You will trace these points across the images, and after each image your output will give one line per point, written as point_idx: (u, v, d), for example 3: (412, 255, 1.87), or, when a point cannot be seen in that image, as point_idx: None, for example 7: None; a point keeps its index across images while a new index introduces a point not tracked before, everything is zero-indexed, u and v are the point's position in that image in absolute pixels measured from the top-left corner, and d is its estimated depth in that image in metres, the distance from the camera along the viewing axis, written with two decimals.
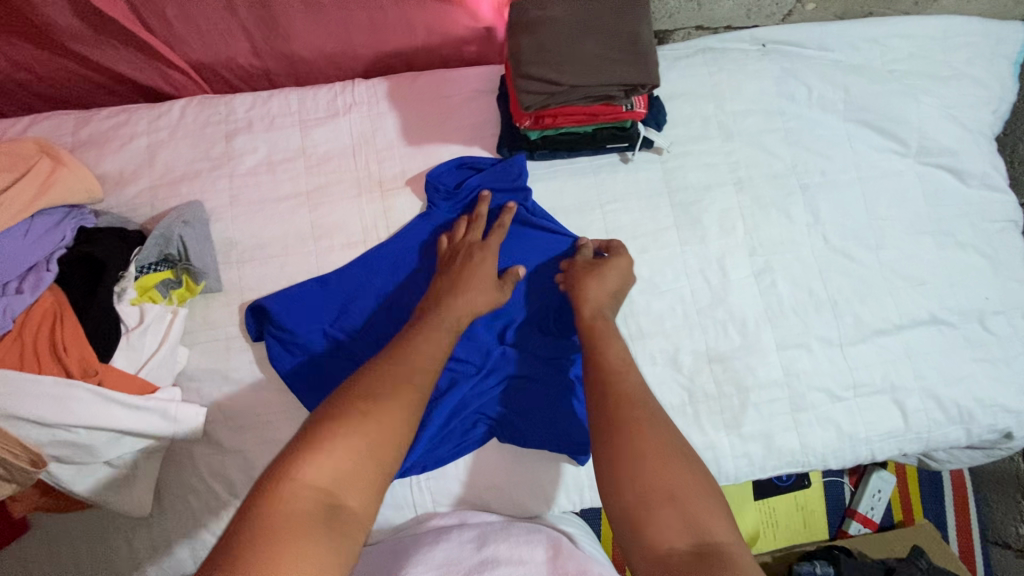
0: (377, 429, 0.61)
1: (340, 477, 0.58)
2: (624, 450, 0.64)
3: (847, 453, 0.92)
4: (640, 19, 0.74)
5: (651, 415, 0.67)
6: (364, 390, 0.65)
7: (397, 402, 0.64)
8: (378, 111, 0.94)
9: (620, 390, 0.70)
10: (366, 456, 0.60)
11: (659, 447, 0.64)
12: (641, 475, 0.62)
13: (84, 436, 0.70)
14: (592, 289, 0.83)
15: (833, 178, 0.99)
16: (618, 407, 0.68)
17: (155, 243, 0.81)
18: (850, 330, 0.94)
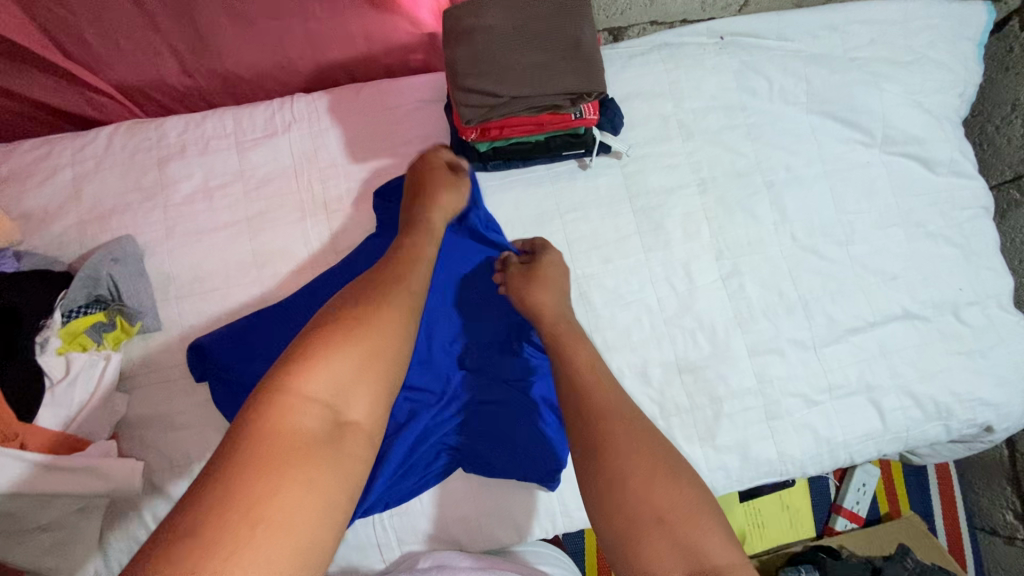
0: (379, 339, 0.57)
1: (345, 386, 0.53)
2: (608, 478, 0.59)
3: (826, 458, 0.89)
4: (581, 25, 0.71)
5: (635, 432, 0.62)
6: (363, 298, 0.60)
7: (396, 312, 0.60)
8: (320, 128, 0.89)
9: (599, 408, 0.65)
10: (373, 364, 0.55)
11: (645, 467, 0.59)
12: (628, 500, 0.57)
13: (8, 504, 0.63)
14: (538, 291, 0.79)
15: (798, 174, 0.96)
16: (599, 428, 0.63)
17: (82, 285, 0.75)
18: (823, 331, 0.91)
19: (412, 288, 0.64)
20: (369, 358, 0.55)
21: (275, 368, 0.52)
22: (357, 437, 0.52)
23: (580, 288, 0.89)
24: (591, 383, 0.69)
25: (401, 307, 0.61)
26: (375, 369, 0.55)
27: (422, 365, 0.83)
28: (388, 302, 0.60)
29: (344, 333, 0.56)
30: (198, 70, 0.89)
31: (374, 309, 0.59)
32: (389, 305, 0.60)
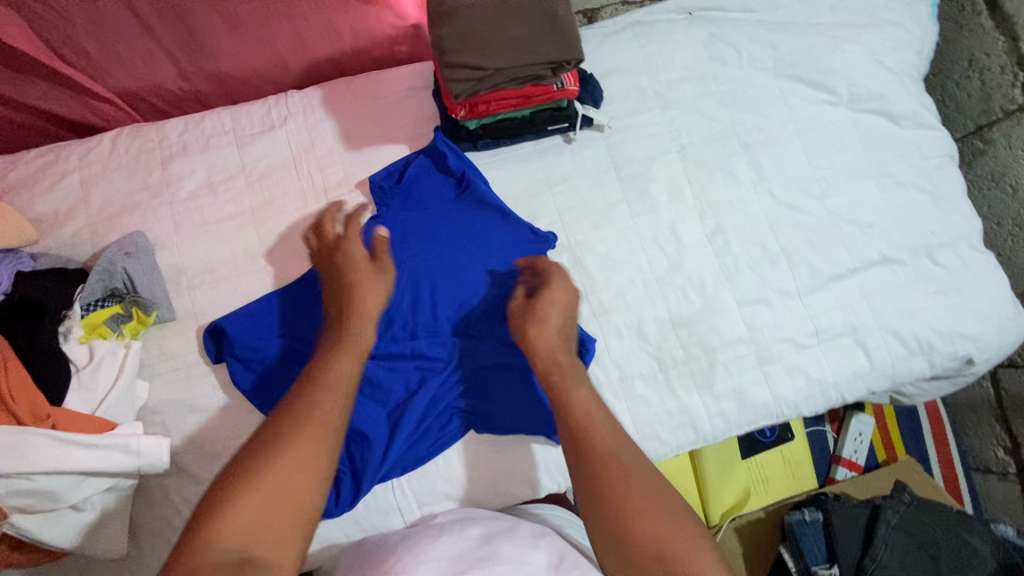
0: (279, 474, 0.60)
1: (254, 528, 0.57)
2: (615, 518, 0.63)
3: (819, 398, 0.94)
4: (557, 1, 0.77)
5: (641, 474, 0.65)
6: (278, 430, 0.64)
7: (299, 440, 0.63)
8: (314, 119, 0.94)
9: (599, 445, 0.68)
10: (274, 501, 0.59)
11: (648, 508, 0.63)
12: (634, 540, 0.61)
13: (43, 482, 0.66)
14: (537, 333, 0.78)
15: (772, 135, 1.01)
16: (602, 469, 0.66)
17: (98, 279, 0.79)
18: (806, 279, 0.96)
19: (320, 405, 0.67)
20: (275, 497, 0.59)
21: (192, 521, 0.58)
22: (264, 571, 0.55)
23: (574, 255, 0.93)
24: (594, 418, 0.71)
25: (304, 434, 0.64)
26: (277, 507, 0.59)
27: (430, 335, 0.87)
28: (296, 432, 0.63)
29: (248, 473, 0.60)
30: (195, 74, 0.93)
31: (277, 443, 0.62)
32: (290, 435, 0.63)
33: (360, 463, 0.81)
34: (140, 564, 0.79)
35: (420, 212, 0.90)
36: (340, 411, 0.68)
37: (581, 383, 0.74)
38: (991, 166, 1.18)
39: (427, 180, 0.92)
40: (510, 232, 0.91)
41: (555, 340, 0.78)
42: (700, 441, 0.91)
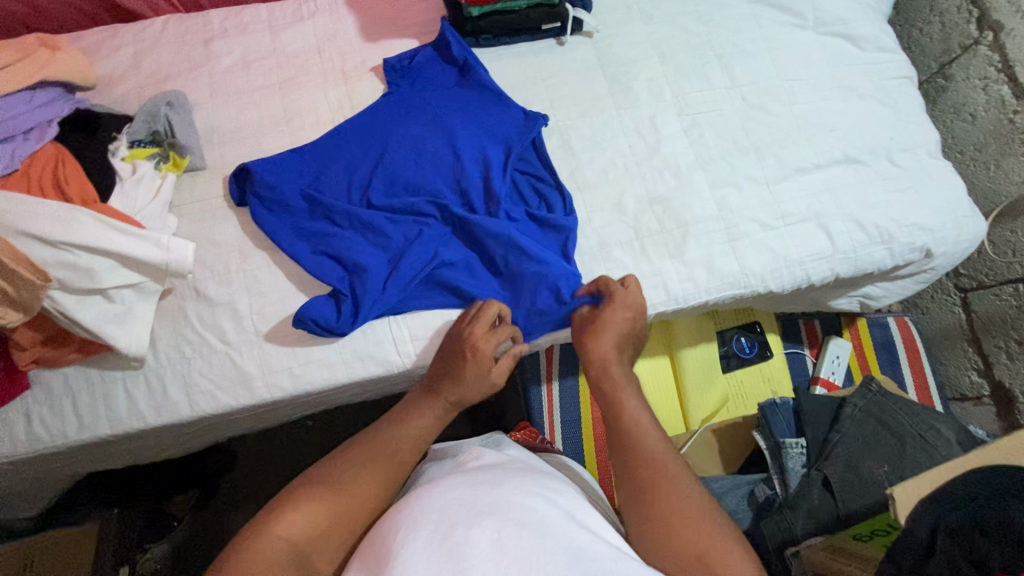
0: (358, 494, 0.64)
1: (315, 530, 0.60)
2: (656, 522, 0.60)
3: (784, 274, 1.01)
4: None
5: (685, 480, 0.63)
6: (353, 455, 0.68)
7: (381, 479, 0.66)
8: (338, 15, 1.07)
9: (641, 454, 0.66)
10: (342, 517, 0.62)
11: (690, 509, 0.60)
12: (660, 513, 0.60)
13: (84, 258, 0.76)
14: (601, 333, 0.83)
15: (744, 48, 1.12)
16: (643, 474, 0.64)
17: (144, 120, 0.90)
18: (774, 170, 1.05)
19: (401, 452, 0.70)
20: (339, 511, 0.62)
21: (275, 499, 0.62)
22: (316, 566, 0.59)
23: (562, 137, 1.03)
24: (638, 426, 0.70)
25: (387, 477, 0.67)
26: (342, 519, 0.62)
27: (430, 195, 0.97)
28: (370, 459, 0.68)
29: (333, 481, 0.64)
30: None
31: (364, 467, 0.66)
32: (368, 464, 0.67)
33: (360, 291, 0.90)
34: (157, 371, 0.87)
35: (426, 91, 1.02)
36: (414, 449, 0.72)
37: (618, 339, 0.83)
38: (953, 99, 1.28)
39: (435, 65, 1.04)
40: (506, 113, 1.02)
41: (612, 341, 0.82)
42: (673, 303, 0.97)
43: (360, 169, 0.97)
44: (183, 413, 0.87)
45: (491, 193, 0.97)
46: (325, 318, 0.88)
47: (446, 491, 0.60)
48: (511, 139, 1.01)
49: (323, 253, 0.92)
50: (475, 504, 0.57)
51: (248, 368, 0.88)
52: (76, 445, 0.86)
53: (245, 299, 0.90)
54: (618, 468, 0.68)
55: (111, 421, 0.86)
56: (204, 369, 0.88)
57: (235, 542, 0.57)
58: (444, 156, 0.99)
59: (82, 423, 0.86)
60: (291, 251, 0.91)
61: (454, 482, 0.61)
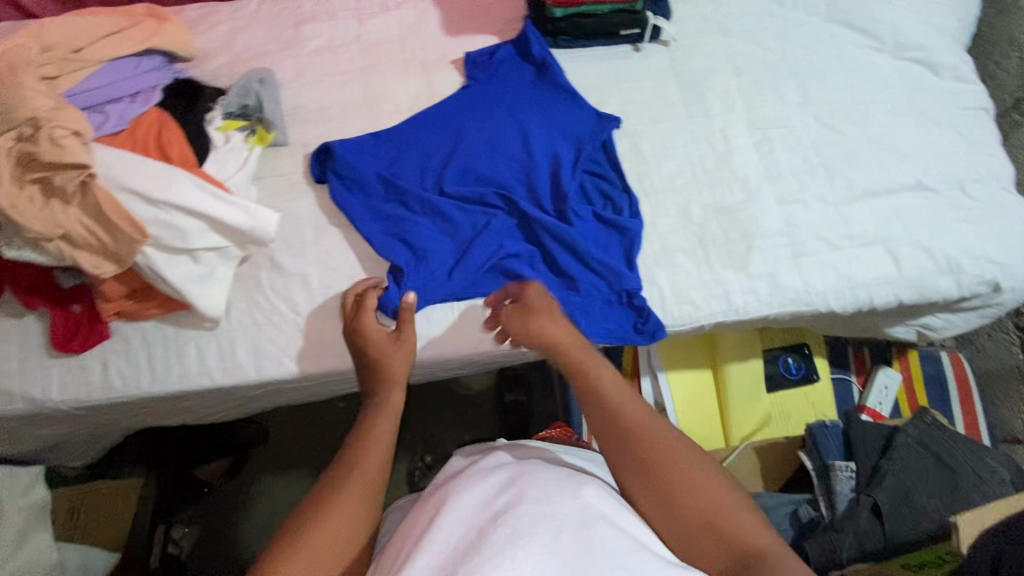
0: (328, 537, 0.60)
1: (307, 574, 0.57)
2: (665, 494, 0.62)
3: (847, 295, 1.00)
4: None
5: (680, 448, 0.66)
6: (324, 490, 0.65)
7: (350, 510, 0.63)
8: (423, 7, 1.10)
9: (636, 431, 0.67)
10: (325, 561, 0.59)
11: (690, 477, 0.63)
12: (672, 488, 0.63)
13: (179, 219, 0.79)
14: (548, 315, 0.83)
15: (820, 67, 1.12)
16: (639, 447, 0.66)
17: (237, 93, 0.95)
18: (843, 190, 1.05)
19: (365, 472, 0.68)
20: (325, 548, 0.60)
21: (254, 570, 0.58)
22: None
23: (633, 141, 1.04)
24: (618, 401, 0.70)
25: (354, 507, 0.64)
26: (331, 552, 0.60)
27: (499, 188, 0.99)
28: (340, 488, 0.65)
29: (304, 531, 0.61)
30: None
31: (328, 505, 0.63)
32: (342, 492, 0.65)
33: (429, 279, 0.93)
34: (229, 333, 0.90)
35: (503, 86, 1.05)
36: (378, 461, 0.70)
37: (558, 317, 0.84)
38: None
39: (513, 62, 1.06)
40: (580, 113, 1.04)
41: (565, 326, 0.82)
42: (732, 315, 0.97)
43: (434, 157, 1.00)
44: (250, 377, 0.90)
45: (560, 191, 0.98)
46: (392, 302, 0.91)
47: (466, 493, 0.61)
48: (583, 139, 1.02)
49: (394, 236, 0.95)
50: (474, 513, 0.58)
51: (313, 338, 0.91)
52: (146, 398, 0.90)
53: (317, 273, 0.93)
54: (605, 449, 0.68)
55: (182, 377, 0.89)
56: (273, 337, 0.91)
57: None
58: (516, 152, 1.01)
59: (155, 377, 0.89)
60: (364, 232, 0.94)
61: (472, 484, 0.62)
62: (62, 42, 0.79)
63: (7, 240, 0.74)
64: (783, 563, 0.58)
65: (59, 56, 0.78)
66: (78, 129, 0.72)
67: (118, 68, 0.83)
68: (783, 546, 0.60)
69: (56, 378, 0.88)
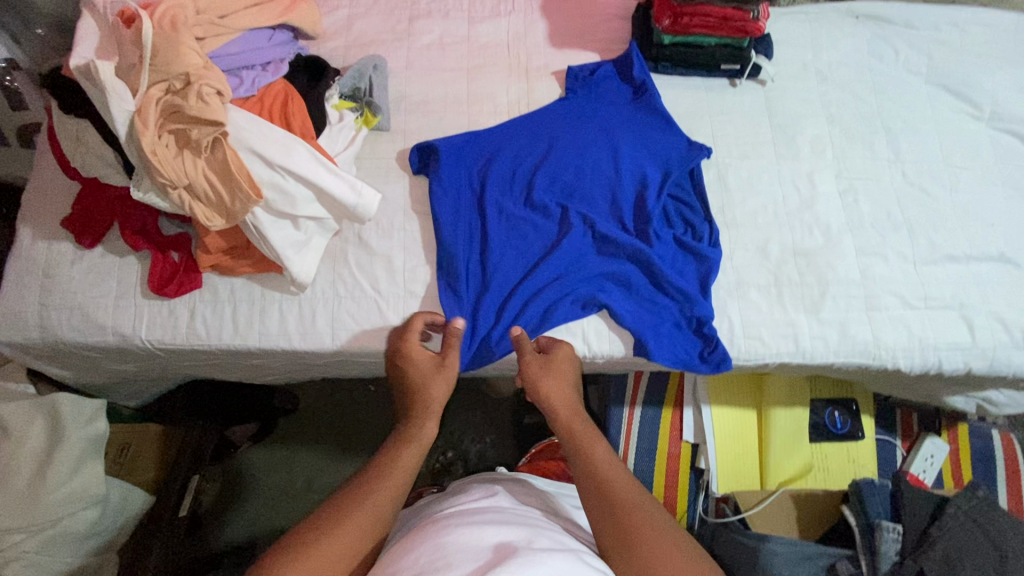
0: (323, 563, 0.57)
1: None
2: (637, 571, 0.59)
3: (916, 356, 0.99)
4: None
5: (659, 521, 0.63)
6: (333, 509, 0.62)
7: (355, 533, 0.60)
8: (532, 18, 1.14)
9: (618, 498, 0.65)
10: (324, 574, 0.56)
11: (670, 554, 0.59)
12: (645, 564, 0.59)
13: (292, 185, 0.83)
14: (553, 375, 0.81)
15: (914, 126, 1.12)
16: (622, 516, 0.63)
17: (352, 76, 0.98)
18: (924, 251, 1.04)
19: (379, 500, 0.63)
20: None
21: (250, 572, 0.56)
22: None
23: (719, 174, 1.06)
24: (608, 470, 0.69)
25: (360, 532, 0.60)
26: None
27: (585, 203, 1.01)
28: (347, 516, 0.61)
29: (310, 541, 0.58)
30: None
31: (338, 517, 0.60)
32: (346, 522, 0.60)
33: (502, 297, 0.96)
34: (311, 300, 0.94)
35: (599, 104, 1.07)
36: (393, 492, 0.65)
37: (563, 372, 0.83)
38: None
39: (612, 80, 1.09)
40: (671, 139, 1.05)
41: (566, 385, 0.81)
42: (798, 357, 0.97)
43: (524, 165, 1.03)
44: (325, 345, 0.93)
45: (644, 214, 1.00)
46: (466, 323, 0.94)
47: (462, 531, 0.56)
48: (671, 164, 1.04)
49: (475, 247, 0.98)
50: (472, 544, 0.54)
51: (389, 317, 0.94)
52: (224, 350, 0.94)
53: (401, 255, 0.97)
54: (589, 516, 0.66)
55: (261, 336, 0.93)
56: (351, 310, 0.94)
57: None
58: (605, 170, 1.03)
59: (235, 332, 0.93)
60: (449, 227, 0.97)
61: (469, 525, 0.57)
62: (211, 8, 0.84)
63: (139, 182, 0.79)
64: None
65: (209, 19, 0.82)
66: (221, 88, 0.77)
67: (255, 38, 0.89)
68: None
69: (146, 318, 0.93)
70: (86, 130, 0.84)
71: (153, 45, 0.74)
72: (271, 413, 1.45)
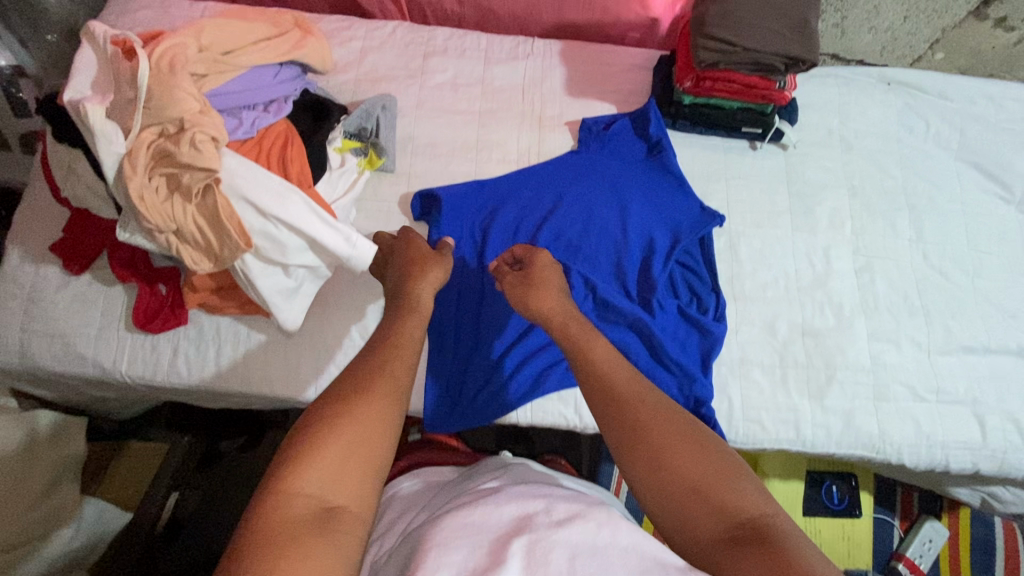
0: (355, 437, 0.51)
1: (335, 475, 0.49)
2: (652, 461, 0.54)
3: (923, 452, 0.94)
4: (811, 8, 0.87)
5: (669, 408, 0.57)
6: (352, 384, 0.56)
7: (379, 406, 0.54)
8: (550, 63, 1.10)
9: (624, 393, 0.59)
10: (358, 453, 0.51)
11: (681, 444, 0.54)
12: (659, 454, 0.54)
13: (284, 234, 0.80)
14: (537, 290, 0.76)
15: (939, 205, 1.07)
16: (628, 411, 0.57)
17: (359, 115, 0.95)
18: (939, 340, 1.00)
19: (398, 371, 0.58)
20: (353, 448, 0.51)
21: (270, 469, 0.49)
22: (351, 523, 0.48)
23: (731, 242, 1.02)
24: (611, 371, 0.62)
25: (383, 405, 0.55)
26: (356, 454, 0.51)
27: (588, 263, 0.97)
28: (371, 391, 0.55)
29: (325, 435, 0.51)
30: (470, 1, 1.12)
31: (354, 404, 0.53)
32: (369, 397, 0.54)
33: (496, 357, 0.93)
34: (298, 347, 0.91)
35: (613, 159, 1.03)
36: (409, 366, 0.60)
37: (553, 274, 0.79)
38: None
39: (627, 134, 1.05)
40: (684, 202, 1.01)
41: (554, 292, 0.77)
42: (798, 445, 0.93)
43: (529, 219, 0.99)
44: (308, 394, 0.90)
45: (648, 281, 0.96)
46: (453, 386, 0.93)
47: (472, 510, 0.52)
48: (681, 229, 0.99)
49: (474, 302, 0.95)
50: (490, 521, 0.50)
51: None
52: (205, 390, 0.91)
53: None
54: (594, 419, 0.60)
55: (244, 380, 0.90)
56: (338, 360, 0.91)
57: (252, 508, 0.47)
58: (612, 231, 0.99)
59: (217, 374, 0.90)
60: (447, 283, 0.95)
61: (482, 503, 0.53)
62: (215, 45, 0.81)
63: (125, 223, 0.76)
64: (779, 526, 0.49)
65: (212, 57, 0.80)
66: (216, 134, 0.74)
67: (260, 76, 0.86)
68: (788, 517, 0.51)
69: (127, 352, 0.90)
70: (78, 160, 0.81)
71: (147, 86, 0.72)
72: (263, 424, 1.44)
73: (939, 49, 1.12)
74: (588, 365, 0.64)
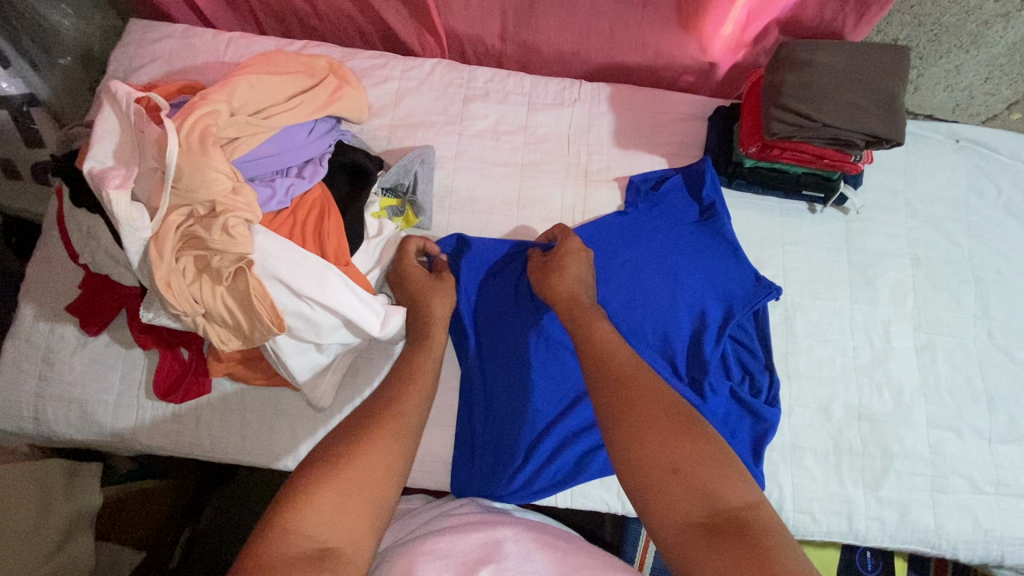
0: (356, 477, 0.53)
1: (334, 513, 0.50)
2: (635, 440, 0.57)
3: (979, 548, 0.90)
4: (900, 81, 0.83)
5: (663, 392, 0.61)
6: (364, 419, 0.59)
7: (383, 446, 0.56)
8: (599, 110, 1.03)
9: (622, 373, 0.63)
10: (359, 493, 0.52)
11: (667, 427, 0.57)
12: (643, 433, 0.57)
13: (318, 315, 0.75)
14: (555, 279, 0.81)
15: (1008, 279, 1.01)
16: (622, 391, 0.61)
17: (395, 171, 0.87)
18: (1002, 427, 0.94)
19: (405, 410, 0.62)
20: (353, 487, 0.52)
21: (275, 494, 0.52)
22: (345, 565, 0.48)
23: (786, 313, 0.96)
24: (611, 355, 0.67)
25: (388, 445, 0.57)
26: (358, 494, 0.52)
27: (635, 335, 0.91)
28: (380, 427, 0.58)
29: (323, 476, 0.52)
30: (512, 37, 1.02)
31: (355, 445, 0.55)
32: (375, 438, 0.57)
33: (534, 437, 0.88)
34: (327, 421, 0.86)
35: (661, 222, 0.97)
36: (415, 406, 0.63)
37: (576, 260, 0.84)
38: None
39: (677, 194, 0.98)
40: (737, 271, 0.95)
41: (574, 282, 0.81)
42: (850, 538, 0.89)
43: None
44: None
45: (696, 359, 0.91)
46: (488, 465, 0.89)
47: (437, 540, 0.61)
48: (734, 301, 0.93)
49: (512, 378, 0.89)
50: (458, 548, 0.59)
51: None
52: (231, 462, 0.86)
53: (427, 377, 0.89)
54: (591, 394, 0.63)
55: (270, 453, 0.85)
56: None
57: (255, 537, 0.48)
58: (662, 305, 0.92)
59: (241, 446, 0.85)
60: (483, 354, 0.90)
61: (442, 534, 0.62)
62: (246, 105, 0.74)
63: (149, 304, 0.71)
64: (757, 517, 0.52)
65: (243, 119, 0.74)
66: (250, 216, 0.68)
67: (294, 137, 0.79)
68: (766, 508, 0.53)
69: (148, 422, 0.85)
70: (97, 227, 0.75)
71: (177, 165, 0.66)
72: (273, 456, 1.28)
73: (1017, 109, 1.04)
74: (592, 341, 0.70)
